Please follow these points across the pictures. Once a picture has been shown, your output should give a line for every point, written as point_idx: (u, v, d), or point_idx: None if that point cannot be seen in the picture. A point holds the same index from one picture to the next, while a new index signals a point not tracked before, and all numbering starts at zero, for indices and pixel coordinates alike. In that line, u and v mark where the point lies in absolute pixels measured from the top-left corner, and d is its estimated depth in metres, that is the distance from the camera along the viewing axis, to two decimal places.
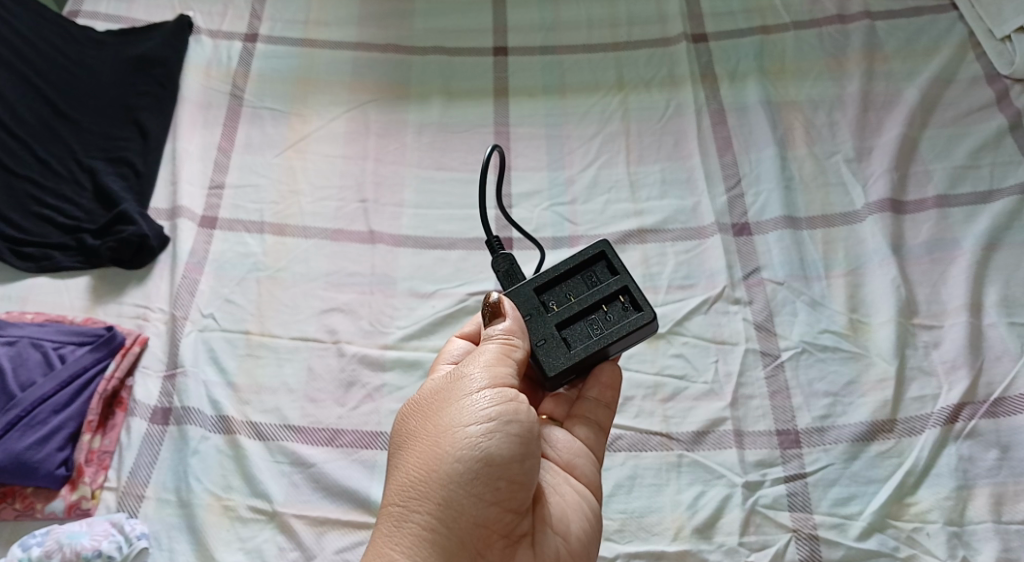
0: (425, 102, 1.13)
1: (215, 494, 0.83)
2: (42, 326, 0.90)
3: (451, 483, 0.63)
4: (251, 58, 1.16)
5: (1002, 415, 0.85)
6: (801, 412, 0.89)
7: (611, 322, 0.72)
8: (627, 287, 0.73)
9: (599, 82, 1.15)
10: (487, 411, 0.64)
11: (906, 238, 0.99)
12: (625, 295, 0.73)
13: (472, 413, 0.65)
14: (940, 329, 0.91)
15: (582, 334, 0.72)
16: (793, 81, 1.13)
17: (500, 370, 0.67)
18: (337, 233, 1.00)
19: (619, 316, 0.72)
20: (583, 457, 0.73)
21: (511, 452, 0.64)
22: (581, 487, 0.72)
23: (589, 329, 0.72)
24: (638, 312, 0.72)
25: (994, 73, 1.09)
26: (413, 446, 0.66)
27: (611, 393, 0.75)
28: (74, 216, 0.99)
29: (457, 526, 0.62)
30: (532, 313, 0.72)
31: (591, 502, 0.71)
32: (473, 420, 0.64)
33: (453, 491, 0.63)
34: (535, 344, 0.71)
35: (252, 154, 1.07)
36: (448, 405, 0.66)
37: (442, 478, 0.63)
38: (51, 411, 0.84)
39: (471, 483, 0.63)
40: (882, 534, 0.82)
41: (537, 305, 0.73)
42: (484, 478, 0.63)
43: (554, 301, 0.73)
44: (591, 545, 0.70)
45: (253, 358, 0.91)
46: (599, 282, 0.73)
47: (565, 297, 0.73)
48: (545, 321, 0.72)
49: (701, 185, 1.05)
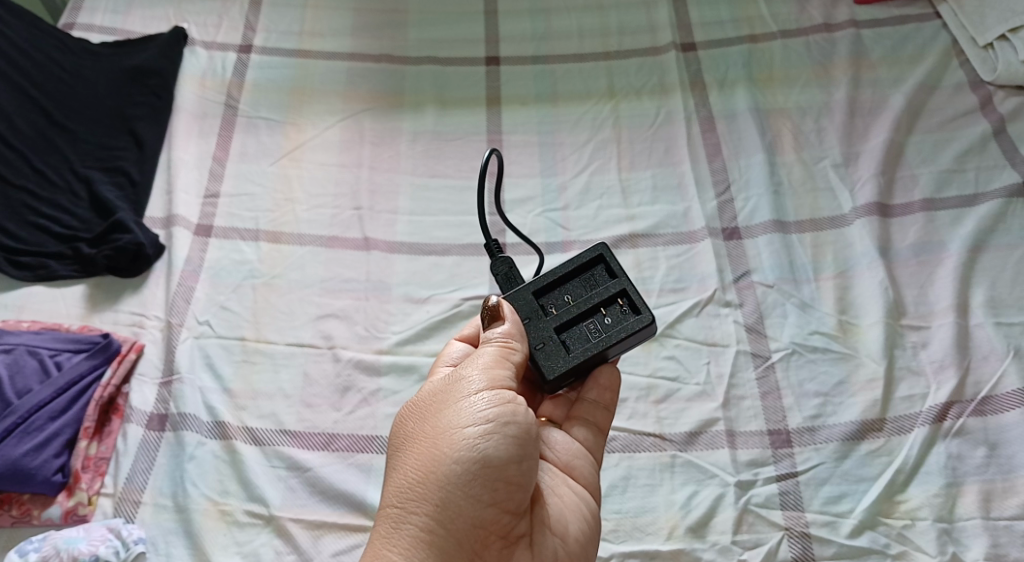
0: (419, 111, 1.14)
1: (211, 499, 0.83)
2: (38, 334, 0.90)
3: (449, 484, 0.64)
4: (246, 68, 1.17)
5: (989, 413, 0.87)
6: (792, 412, 0.90)
7: (610, 324, 0.73)
8: (626, 290, 0.73)
9: (590, 90, 1.17)
10: (485, 413, 0.65)
11: (893, 240, 1.00)
12: (624, 298, 0.74)
13: (470, 415, 0.66)
14: (928, 330, 0.93)
15: (581, 337, 0.73)
16: (781, 88, 1.15)
17: (497, 372, 0.68)
18: (332, 240, 1.01)
19: (618, 319, 0.73)
20: (582, 459, 0.74)
21: (509, 454, 0.65)
22: (579, 488, 0.72)
23: (588, 332, 0.73)
24: (637, 315, 0.72)
25: (978, 79, 1.11)
26: (411, 448, 0.66)
27: (609, 396, 0.76)
28: (70, 226, 1.00)
29: (455, 527, 0.63)
30: (530, 316, 0.73)
31: (589, 503, 0.72)
32: (471, 422, 0.65)
33: (450, 493, 0.64)
34: (534, 347, 0.72)
35: (248, 163, 1.08)
36: (446, 407, 0.67)
37: (440, 480, 0.64)
38: (48, 418, 0.84)
39: (469, 484, 0.64)
40: (873, 531, 0.83)
41: (536, 308, 0.73)
42: (481, 480, 0.64)
43: (553, 305, 0.74)
44: (589, 546, 0.71)
45: (249, 364, 0.91)
46: (597, 285, 0.74)
47: (564, 301, 0.74)
48: (544, 324, 0.73)
49: (691, 190, 1.07)
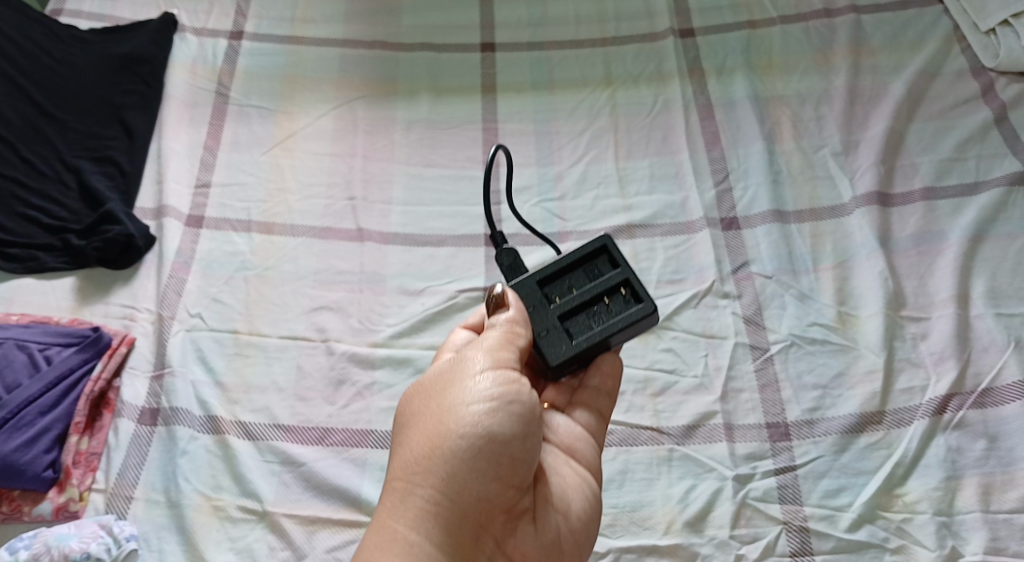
0: (413, 99, 1.13)
1: (204, 494, 0.82)
2: (28, 327, 0.89)
3: (454, 460, 0.62)
4: (237, 55, 1.15)
5: (989, 405, 0.86)
6: (790, 405, 0.89)
7: (613, 313, 0.72)
8: (628, 279, 0.72)
9: (587, 78, 1.15)
10: (490, 392, 0.64)
11: (893, 230, 0.99)
12: (627, 287, 0.72)
13: (475, 393, 0.64)
14: (928, 321, 0.92)
15: (584, 324, 0.71)
16: (780, 75, 1.13)
17: (502, 354, 0.66)
18: (325, 232, 1.00)
19: (621, 308, 0.72)
20: (583, 442, 0.73)
21: (513, 430, 0.64)
22: (581, 470, 0.71)
23: (591, 319, 0.72)
24: (639, 304, 0.71)
25: (979, 66, 1.09)
26: (415, 425, 0.65)
27: (612, 382, 0.75)
28: (59, 217, 0.98)
29: (460, 501, 0.62)
30: (534, 304, 0.72)
31: (591, 483, 0.71)
32: (476, 400, 0.64)
33: (457, 468, 0.62)
34: (538, 334, 0.71)
35: (240, 153, 1.06)
36: (451, 386, 0.65)
37: (445, 455, 0.62)
38: (38, 413, 0.82)
39: (474, 457, 0.63)
40: (872, 525, 0.81)
41: (540, 297, 0.73)
42: (487, 456, 0.63)
43: (556, 294, 0.73)
44: (590, 526, 0.70)
45: (241, 357, 0.90)
46: (601, 274, 0.73)
47: (567, 290, 0.73)
48: (548, 313, 0.72)
49: (689, 180, 1.06)
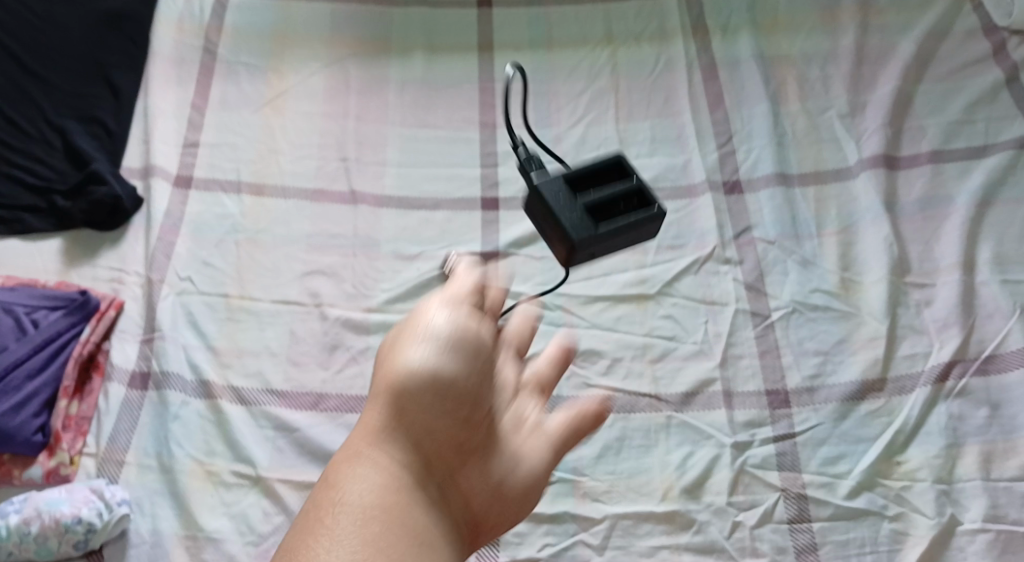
0: (407, 56, 1.10)
1: (197, 459, 0.80)
2: (13, 290, 0.86)
3: (398, 396, 0.56)
4: (224, 11, 1.12)
5: (993, 373, 0.84)
6: (790, 372, 0.87)
7: (624, 217, 0.63)
8: (640, 189, 0.64)
9: (587, 37, 1.12)
10: (436, 329, 0.58)
11: (899, 194, 0.98)
12: (636, 197, 0.64)
13: (421, 332, 0.58)
14: (932, 288, 0.91)
15: (604, 219, 0.63)
16: (786, 35, 1.11)
17: (457, 299, 0.61)
18: (318, 194, 0.98)
19: (631, 213, 0.63)
20: (547, 389, 0.64)
21: (457, 351, 0.58)
22: (550, 417, 0.61)
23: (608, 219, 0.63)
24: (648, 209, 0.63)
25: (992, 25, 1.06)
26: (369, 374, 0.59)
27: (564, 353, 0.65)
28: (45, 177, 0.96)
29: (403, 436, 0.55)
30: (552, 190, 0.64)
31: (561, 432, 0.60)
32: (421, 338, 0.58)
33: (398, 404, 0.56)
34: (558, 212, 0.63)
35: (229, 112, 1.04)
36: (400, 334, 0.60)
37: (389, 392, 0.56)
38: (26, 376, 0.80)
39: (422, 375, 0.56)
40: (871, 492, 0.80)
41: (559, 184, 0.64)
42: (429, 391, 0.56)
43: (575, 185, 0.64)
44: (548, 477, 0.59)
45: (233, 321, 0.89)
46: (610, 180, 0.64)
47: (584, 184, 0.64)
48: (568, 199, 0.63)
49: (691, 143, 1.03)
